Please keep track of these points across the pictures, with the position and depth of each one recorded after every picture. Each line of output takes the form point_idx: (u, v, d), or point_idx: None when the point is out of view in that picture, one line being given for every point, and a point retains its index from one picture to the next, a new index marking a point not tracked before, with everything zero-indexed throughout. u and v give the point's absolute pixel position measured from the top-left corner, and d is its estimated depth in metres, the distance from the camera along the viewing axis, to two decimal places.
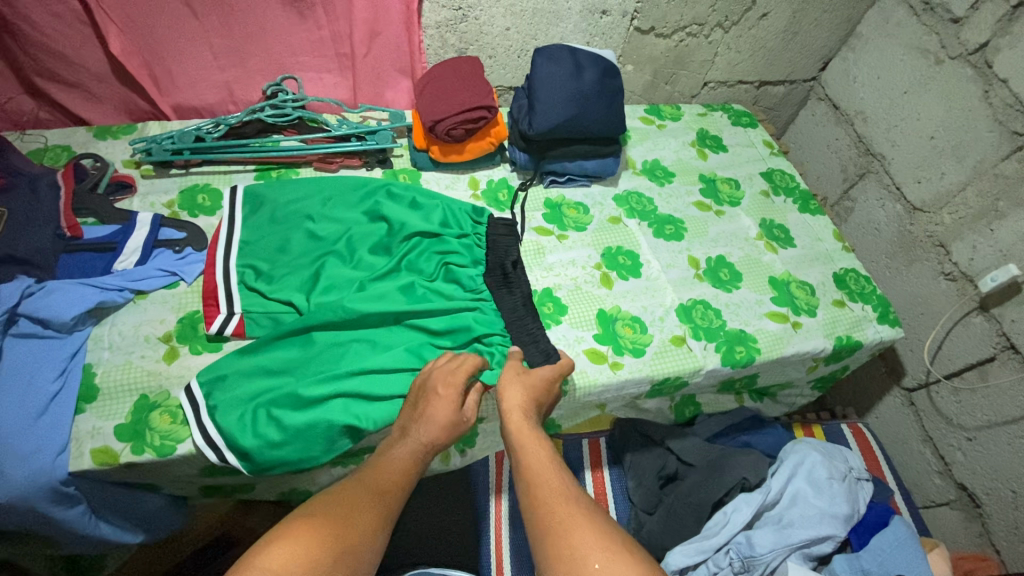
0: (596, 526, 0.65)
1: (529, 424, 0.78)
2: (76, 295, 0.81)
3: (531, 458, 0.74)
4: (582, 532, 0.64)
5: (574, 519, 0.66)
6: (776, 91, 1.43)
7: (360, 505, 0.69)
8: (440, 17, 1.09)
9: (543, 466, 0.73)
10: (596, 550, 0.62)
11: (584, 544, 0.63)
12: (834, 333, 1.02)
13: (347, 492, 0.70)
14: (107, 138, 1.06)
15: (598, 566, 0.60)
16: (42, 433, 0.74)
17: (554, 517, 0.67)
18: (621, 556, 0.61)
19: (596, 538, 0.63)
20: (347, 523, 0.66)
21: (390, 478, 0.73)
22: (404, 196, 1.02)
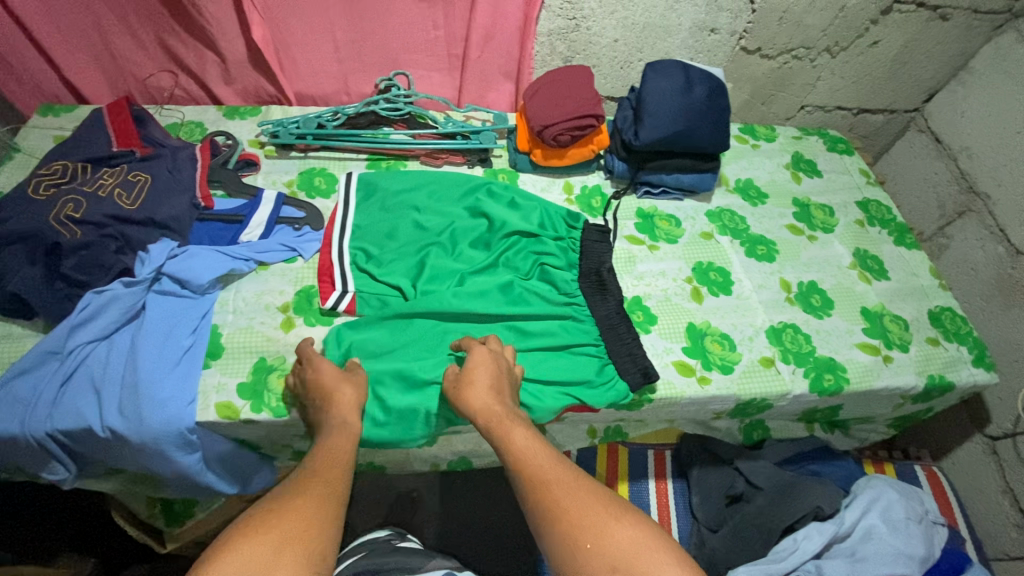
0: (583, 500, 0.67)
1: (503, 408, 0.78)
2: (213, 260, 0.88)
3: (513, 441, 0.74)
4: (574, 508, 0.66)
5: (562, 497, 0.68)
6: (875, 120, 1.40)
7: (316, 495, 0.64)
8: (553, 26, 1.12)
9: (525, 449, 0.73)
10: (587, 527, 0.64)
11: (575, 522, 0.65)
12: (926, 371, 1.00)
13: (300, 488, 0.65)
14: (235, 118, 1.14)
15: (590, 546, 0.63)
16: (176, 383, 0.81)
17: (545, 500, 0.68)
18: (612, 525, 0.64)
19: (588, 512, 0.66)
20: (303, 516, 0.60)
21: (338, 475, 0.69)
22: (504, 196, 1.06)
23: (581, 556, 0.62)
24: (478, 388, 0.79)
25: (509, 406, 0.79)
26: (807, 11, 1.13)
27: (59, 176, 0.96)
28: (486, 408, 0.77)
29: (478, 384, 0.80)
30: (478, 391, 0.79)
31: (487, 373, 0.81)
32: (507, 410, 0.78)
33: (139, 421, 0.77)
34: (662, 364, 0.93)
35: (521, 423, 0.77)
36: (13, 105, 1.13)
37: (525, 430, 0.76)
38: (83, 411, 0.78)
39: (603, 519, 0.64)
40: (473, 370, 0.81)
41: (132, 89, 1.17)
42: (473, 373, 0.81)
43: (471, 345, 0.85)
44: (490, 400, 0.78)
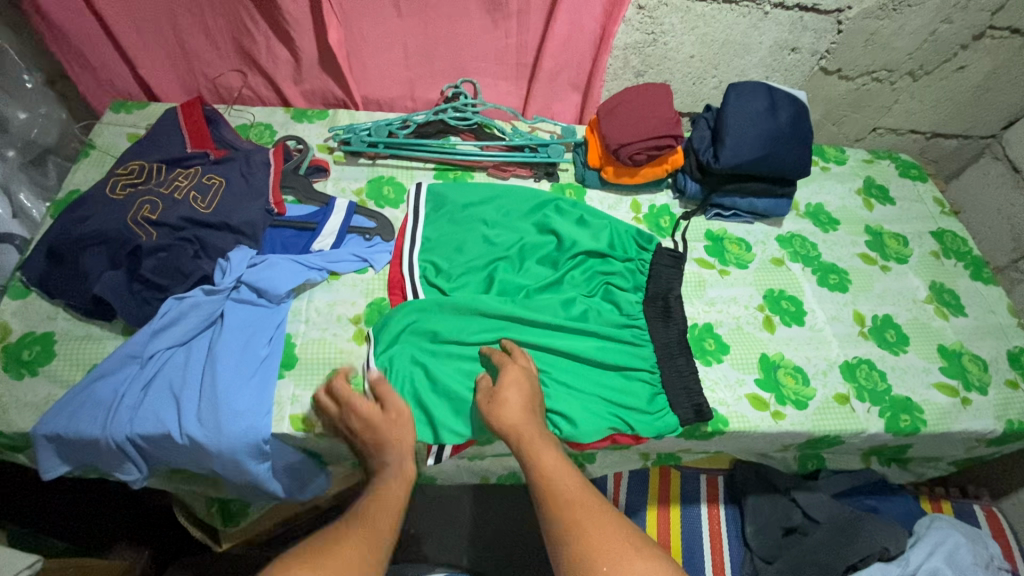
0: (606, 526, 0.67)
1: (533, 427, 0.78)
2: (289, 270, 0.89)
3: (543, 459, 0.74)
4: (597, 533, 0.67)
5: (587, 522, 0.68)
6: (948, 144, 1.35)
7: (358, 540, 0.65)
8: (629, 39, 1.09)
9: (555, 468, 0.73)
10: (607, 553, 0.65)
11: (597, 548, 0.65)
12: (1005, 416, 0.96)
13: (343, 530, 0.66)
14: (304, 121, 1.14)
15: (608, 570, 0.63)
16: (252, 392, 0.81)
17: (568, 520, 0.68)
18: (631, 556, 0.65)
19: (610, 540, 0.66)
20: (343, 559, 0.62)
21: (387, 520, 0.69)
22: (572, 213, 1.04)
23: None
24: (509, 407, 0.79)
25: (540, 426, 0.79)
26: (895, 34, 1.09)
27: (136, 176, 0.96)
28: (515, 426, 0.77)
29: (509, 403, 0.79)
30: (509, 410, 0.78)
31: (520, 391, 0.81)
32: (539, 430, 0.77)
33: (217, 430, 0.78)
34: (735, 397, 0.90)
35: (551, 443, 0.77)
36: (87, 100, 1.14)
37: (555, 450, 0.76)
38: (163, 417, 0.78)
39: (625, 549, 0.65)
40: (504, 387, 0.80)
41: (201, 88, 1.17)
42: (504, 389, 0.80)
43: (503, 358, 0.85)
44: (524, 417, 0.78)
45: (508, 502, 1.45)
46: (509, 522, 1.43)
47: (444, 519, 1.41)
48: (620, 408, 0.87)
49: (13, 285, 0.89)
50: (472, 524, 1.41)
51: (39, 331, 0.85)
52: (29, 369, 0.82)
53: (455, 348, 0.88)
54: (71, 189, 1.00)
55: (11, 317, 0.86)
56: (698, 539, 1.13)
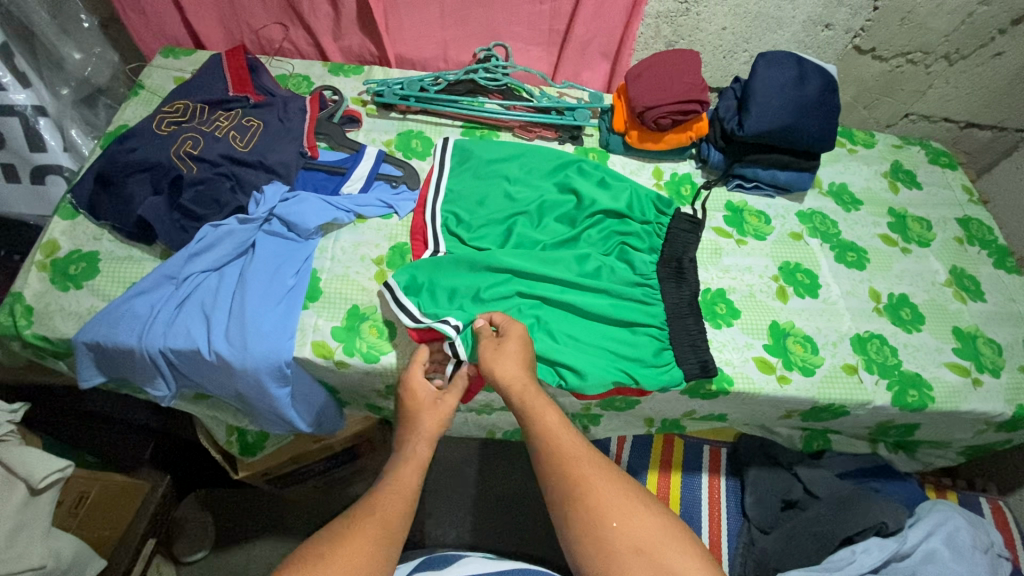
0: (612, 484, 0.69)
1: (533, 385, 0.78)
2: (318, 208, 0.93)
3: (545, 421, 0.74)
4: (604, 491, 0.68)
5: (591, 481, 0.69)
6: (982, 136, 1.33)
7: (371, 533, 0.63)
8: (662, 8, 1.10)
9: (556, 429, 0.73)
10: (614, 508, 0.67)
11: (600, 501, 0.67)
12: (1016, 400, 0.96)
13: (353, 520, 0.64)
14: (340, 75, 1.18)
15: (617, 524, 0.66)
16: (278, 317, 0.86)
17: (573, 480, 0.69)
18: (639, 514, 0.67)
19: (617, 498, 0.68)
20: (359, 557, 0.60)
21: (396, 508, 0.67)
22: (594, 174, 1.06)
23: (606, 534, 0.65)
24: (509, 360, 0.79)
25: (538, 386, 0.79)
26: (933, 14, 1.08)
27: (180, 114, 1.01)
28: (518, 383, 0.77)
29: (513, 358, 0.80)
30: (512, 363, 0.79)
31: (523, 351, 0.81)
32: (538, 389, 0.78)
33: (244, 349, 0.82)
34: (742, 358, 0.92)
35: (550, 402, 0.77)
36: (139, 44, 1.20)
37: (556, 409, 0.76)
38: (193, 335, 0.83)
39: (632, 504, 0.67)
40: (511, 343, 0.81)
41: (245, 39, 1.22)
42: (509, 344, 0.81)
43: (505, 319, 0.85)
44: (526, 375, 0.78)
45: (513, 466, 1.49)
46: (515, 484, 1.47)
47: (451, 479, 1.46)
48: (625, 363, 0.90)
49: (63, 206, 0.95)
50: (477, 485, 1.46)
51: (85, 250, 0.91)
52: (74, 283, 0.88)
53: (469, 301, 0.90)
54: (120, 124, 1.06)
55: (59, 235, 0.92)
56: (697, 506, 1.14)
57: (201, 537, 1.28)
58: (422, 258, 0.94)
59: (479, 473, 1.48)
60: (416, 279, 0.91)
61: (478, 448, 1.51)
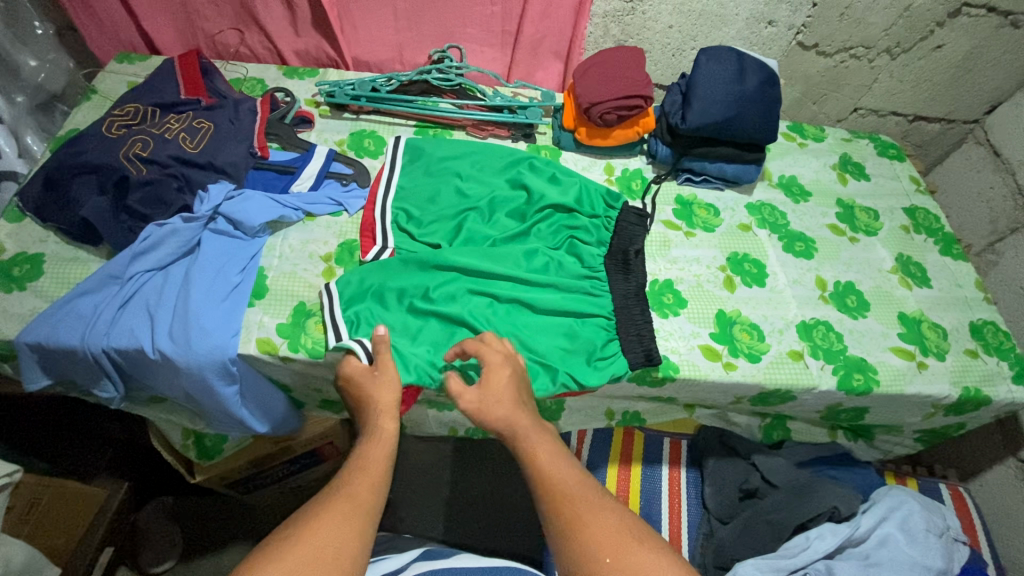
0: (607, 520, 0.68)
1: (528, 418, 0.78)
2: (264, 205, 0.93)
3: (542, 453, 0.75)
4: (598, 524, 0.68)
5: (584, 516, 0.68)
6: (930, 128, 1.36)
7: (341, 511, 0.63)
8: (609, 7, 1.13)
9: (551, 464, 0.74)
10: (610, 545, 0.65)
11: (595, 534, 0.67)
12: (962, 382, 0.97)
13: (326, 502, 0.64)
14: (295, 78, 1.19)
15: (610, 561, 0.64)
16: (223, 315, 0.86)
17: (570, 513, 0.69)
18: (633, 550, 0.65)
19: (608, 532, 0.67)
20: (330, 535, 0.60)
21: (365, 489, 0.67)
22: (544, 170, 1.08)
23: (599, 569, 0.64)
24: (501, 396, 0.78)
25: (534, 418, 0.79)
26: (871, 8, 1.11)
27: (130, 117, 1.01)
28: (512, 413, 0.77)
29: (503, 394, 0.79)
30: (502, 400, 0.78)
31: (510, 385, 0.80)
32: (531, 423, 0.78)
33: (186, 346, 0.82)
34: (688, 346, 0.93)
35: (549, 435, 0.78)
36: (94, 50, 1.21)
37: (553, 442, 0.76)
38: (137, 335, 0.83)
39: (628, 541, 0.66)
40: (495, 379, 0.79)
41: (201, 44, 1.23)
42: (494, 381, 0.79)
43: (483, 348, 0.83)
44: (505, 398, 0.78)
45: (481, 466, 1.49)
46: (485, 482, 1.47)
47: (419, 481, 1.45)
48: (570, 364, 0.90)
49: (10, 210, 0.95)
50: (446, 486, 1.45)
51: (30, 252, 0.91)
52: (18, 284, 0.88)
53: (418, 300, 0.91)
54: (70, 128, 1.06)
55: (5, 238, 0.92)
56: (657, 500, 1.14)
57: (166, 547, 1.24)
58: (370, 260, 0.94)
59: (450, 475, 1.47)
60: (362, 286, 0.91)
61: (446, 449, 1.50)
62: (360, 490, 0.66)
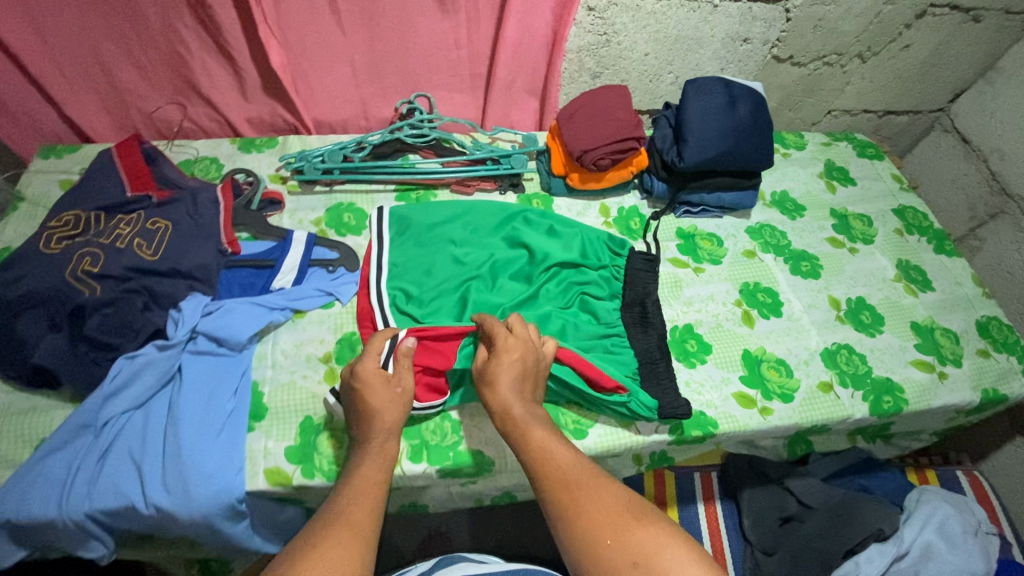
0: (605, 501, 0.62)
1: (521, 407, 0.73)
2: (248, 314, 0.84)
3: (530, 436, 0.71)
4: (595, 506, 0.62)
5: (579, 501, 0.63)
6: (900, 121, 1.38)
7: (344, 540, 0.56)
8: (583, 42, 1.07)
9: (544, 448, 0.69)
10: (608, 526, 0.59)
11: (595, 518, 0.61)
12: (981, 386, 0.98)
13: (326, 526, 0.58)
14: (252, 151, 1.09)
15: (611, 543, 0.58)
16: (222, 449, 0.76)
17: (565, 500, 0.63)
18: (631, 527, 0.59)
19: (606, 513, 0.61)
20: (334, 564, 0.53)
21: (367, 511, 0.61)
22: (541, 224, 1.02)
23: (601, 554, 0.58)
24: (498, 379, 0.75)
25: (529, 406, 0.74)
26: (843, 18, 1.09)
27: (71, 227, 0.88)
28: (506, 406, 0.73)
29: (500, 382, 0.75)
30: (498, 389, 0.74)
31: (512, 371, 0.76)
32: (525, 411, 0.73)
33: (186, 496, 0.72)
34: (722, 397, 0.90)
35: (539, 420, 0.73)
36: (13, 148, 1.06)
37: (541, 425, 0.72)
38: (125, 492, 0.72)
39: (626, 518, 0.60)
40: (497, 365, 0.76)
41: (138, 124, 1.10)
42: (496, 366, 0.76)
43: (493, 326, 0.80)
44: (510, 375, 0.75)
45: None
46: None
47: None
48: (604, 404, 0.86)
49: None
50: None
51: None
52: None
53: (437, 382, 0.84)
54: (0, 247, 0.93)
55: None
56: (699, 538, 1.14)
57: None
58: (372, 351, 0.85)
59: None
60: None
61: None
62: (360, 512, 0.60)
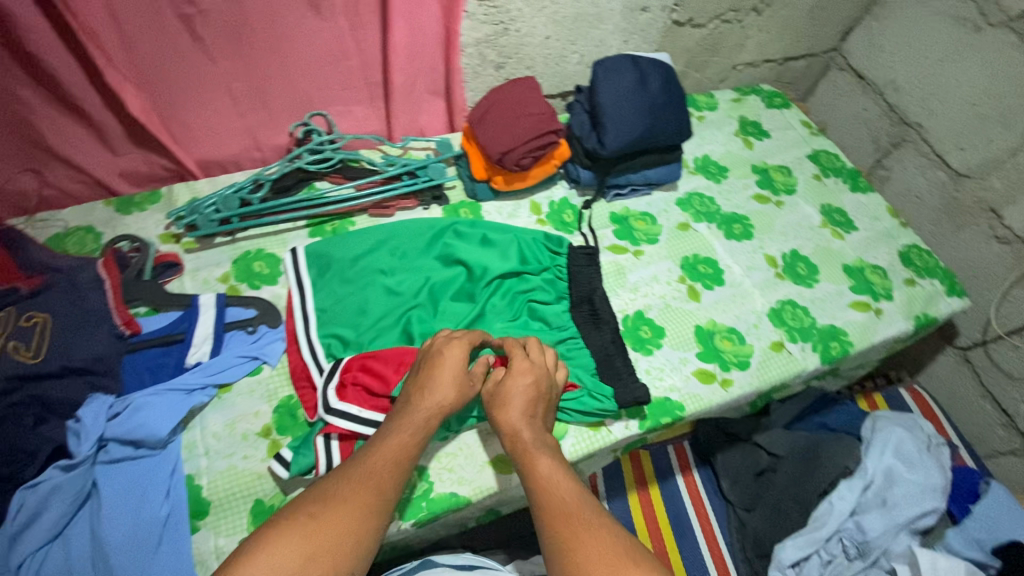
0: (603, 543, 0.57)
1: (531, 434, 0.71)
2: (165, 404, 0.74)
3: (536, 468, 0.67)
4: (588, 548, 0.57)
5: (580, 534, 0.59)
6: (799, 66, 1.41)
7: (358, 506, 0.60)
8: (479, 34, 1.00)
9: (550, 478, 0.65)
10: (599, 571, 0.55)
11: (586, 559, 0.56)
12: (913, 314, 1.03)
13: (346, 486, 0.62)
14: (133, 211, 0.96)
15: None
16: (165, 563, 0.67)
17: (561, 531, 0.59)
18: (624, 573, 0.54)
19: (602, 553, 0.56)
20: (335, 529, 0.57)
21: (390, 480, 0.64)
22: (473, 234, 0.96)
23: None
24: (509, 397, 0.74)
25: (539, 434, 0.72)
26: None
27: None
28: (514, 430, 0.72)
29: (512, 403, 0.74)
30: (510, 410, 0.73)
31: (523, 394, 0.75)
32: (534, 437, 0.71)
33: None
34: (683, 378, 0.89)
35: (550, 451, 0.70)
36: None
37: (551, 458, 0.68)
38: None
39: (622, 567, 0.55)
40: (512, 382, 0.76)
41: None
42: (510, 387, 0.75)
43: (512, 347, 0.80)
44: (519, 406, 0.73)
45: None
46: None
47: None
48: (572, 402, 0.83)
49: None
50: None
51: None
52: None
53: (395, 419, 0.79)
54: None
55: None
56: (684, 509, 1.15)
57: None
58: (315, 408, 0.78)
59: None
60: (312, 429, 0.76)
61: None
62: (378, 472, 0.64)
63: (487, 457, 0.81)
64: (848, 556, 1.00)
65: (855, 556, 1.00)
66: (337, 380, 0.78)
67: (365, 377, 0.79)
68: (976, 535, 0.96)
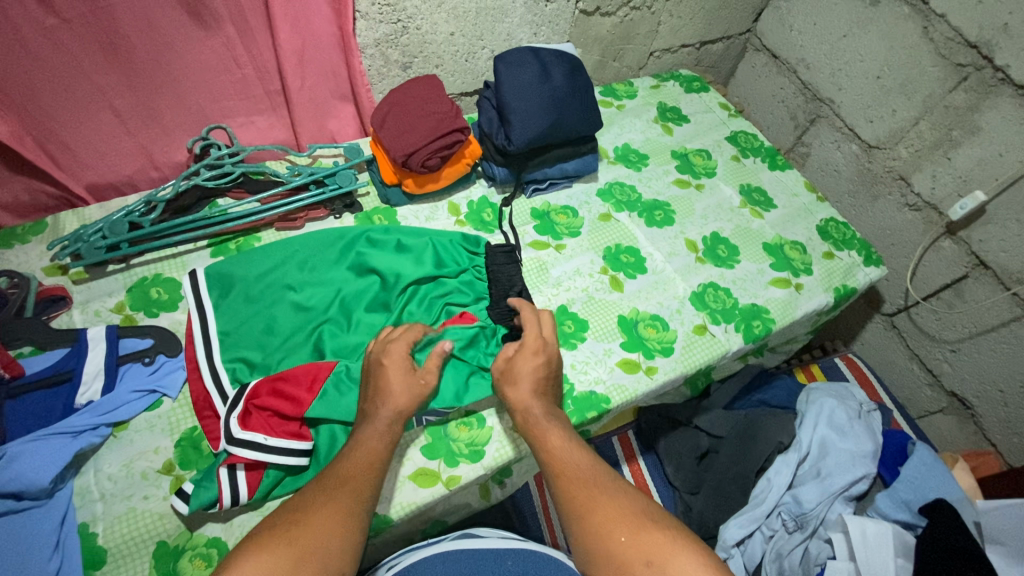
0: (616, 504, 0.62)
1: (540, 408, 0.74)
2: (48, 450, 0.69)
3: (549, 443, 0.70)
4: (604, 512, 0.61)
5: (596, 498, 0.63)
6: (716, 49, 1.43)
7: (344, 506, 0.60)
8: (378, 34, 0.97)
9: (563, 449, 0.70)
10: (622, 523, 0.59)
11: (603, 522, 0.60)
12: (833, 286, 1.05)
13: (332, 488, 0.62)
14: (15, 244, 0.89)
15: (625, 539, 0.58)
16: None
17: (578, 497, 0.64)
18: (647, 529, 0.59)
19: (620, 512, 0.61)
20: (327, 527, 0.57)
21: (369, 479, 0.64)
22: (387, 241, 0.93)
23: (613, 547, 0.58)
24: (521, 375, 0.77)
25: (549, 407, 0.75)
26: None
27: None
28: (525, 408, 0.74)
29: (523, 379, 0.76)
30: (523, 386, 0.76)
31: (536, 369, 0.77)
32: (545, 411, 0.74)
33: None
34: (608, 370, 0.88)
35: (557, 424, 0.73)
36: None
37: (559, 429, 0.72)
38: None
39: (638, 519, 0.60)
40: (525, 357, 0.78)
41: None
42: (522, 363, 0.78)
43: (529, 315, 0.83)
44: (528, 383, 0.76)
45: None
46: None
47: None
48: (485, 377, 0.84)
49: None
50: None
51: None
52: None
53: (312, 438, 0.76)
54: None
55: None
56: None
57: None
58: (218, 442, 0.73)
59: None
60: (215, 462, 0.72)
61: None
62: (359, 477, 0.64)
63: (410, 470, 0.77)
64: (789, 530, 1.00)
65: (794, 529, 1.00)
66: (241, 407, 0.73)
67: (272, 402, 0.74)
68: (903, 496, 0.98)
